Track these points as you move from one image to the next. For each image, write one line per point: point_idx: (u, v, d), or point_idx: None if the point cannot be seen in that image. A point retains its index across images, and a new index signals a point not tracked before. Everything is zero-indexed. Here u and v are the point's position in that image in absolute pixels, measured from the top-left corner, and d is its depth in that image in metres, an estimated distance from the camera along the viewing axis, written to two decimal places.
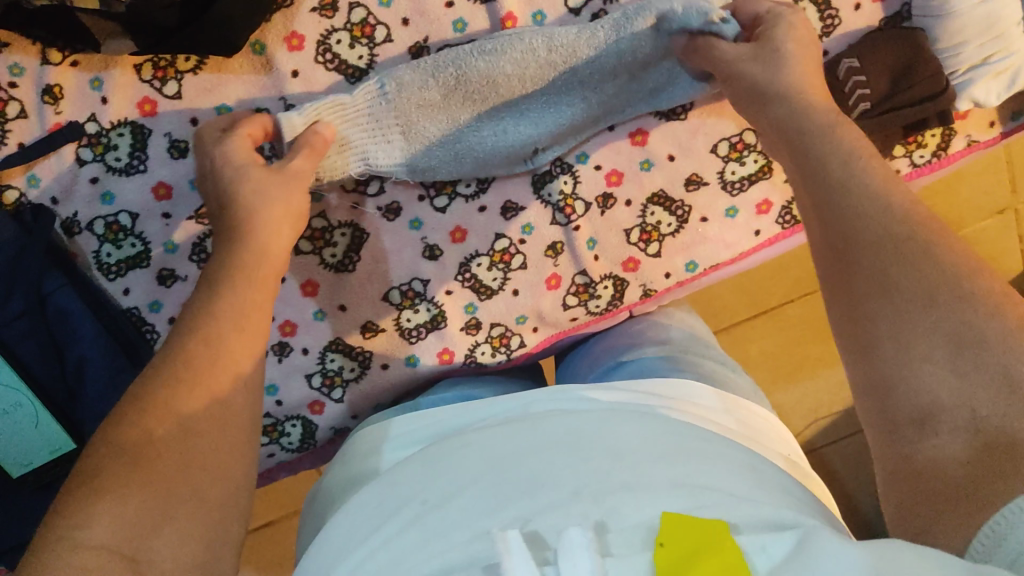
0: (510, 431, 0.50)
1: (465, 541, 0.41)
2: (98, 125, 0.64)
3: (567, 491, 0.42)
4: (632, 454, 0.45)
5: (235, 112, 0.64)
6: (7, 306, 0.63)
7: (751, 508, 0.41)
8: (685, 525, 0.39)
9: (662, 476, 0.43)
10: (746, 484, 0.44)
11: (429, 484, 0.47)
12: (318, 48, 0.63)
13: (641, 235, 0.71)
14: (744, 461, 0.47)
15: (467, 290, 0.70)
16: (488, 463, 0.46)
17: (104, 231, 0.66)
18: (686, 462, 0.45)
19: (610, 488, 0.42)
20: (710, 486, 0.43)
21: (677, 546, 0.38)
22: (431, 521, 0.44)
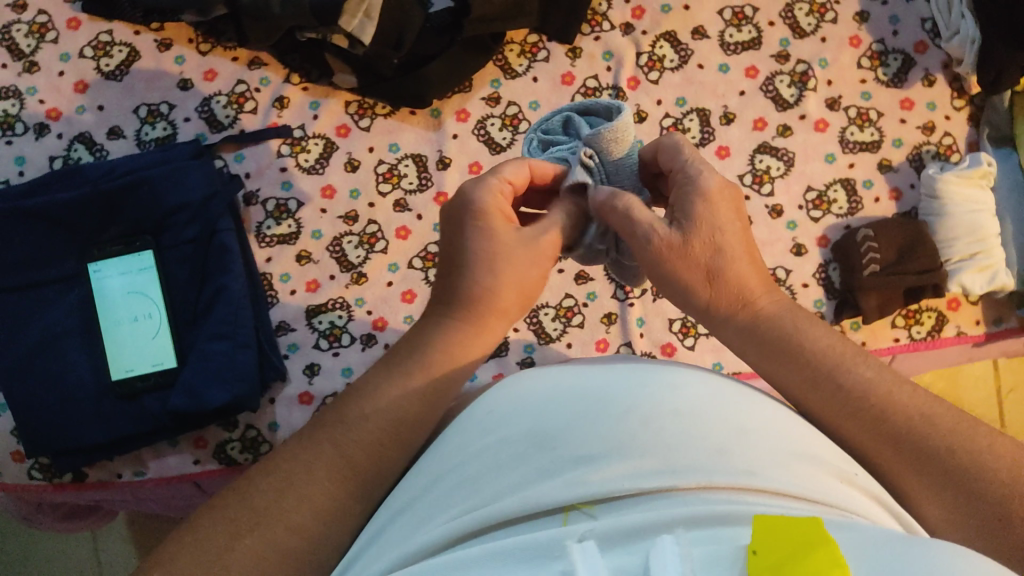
0: (541, 391, 0.49)
1: (540, 465, 0.44)
2: (303, 132, 0.85)
3: (624, 417, 0.45)
4: (685, 391, 0.47)
5: (402, 151, 0.86)
6: (185, 231, 0.80)
7: (797, 462, 0.45)
8: (779, 525, 0.38)
9: (717, 421, 0.46)
10: (790, 442, 0.46)
11: (491, 412, 0.49)
12: (476, 124, 0.86)
13: (681, 327, 0.84)
14: (777, 409, 0.49)
15: (530, 332, 0.84)
16: (546, 391, 0.49)
17: (273, 209, 0.85)
18: (733, 408, 0.47)
19: (668, 419, 0.45)
20: (750, 441, 0.45)
21: (772, 545, 0.37)
22: (485, 484, 0.44)
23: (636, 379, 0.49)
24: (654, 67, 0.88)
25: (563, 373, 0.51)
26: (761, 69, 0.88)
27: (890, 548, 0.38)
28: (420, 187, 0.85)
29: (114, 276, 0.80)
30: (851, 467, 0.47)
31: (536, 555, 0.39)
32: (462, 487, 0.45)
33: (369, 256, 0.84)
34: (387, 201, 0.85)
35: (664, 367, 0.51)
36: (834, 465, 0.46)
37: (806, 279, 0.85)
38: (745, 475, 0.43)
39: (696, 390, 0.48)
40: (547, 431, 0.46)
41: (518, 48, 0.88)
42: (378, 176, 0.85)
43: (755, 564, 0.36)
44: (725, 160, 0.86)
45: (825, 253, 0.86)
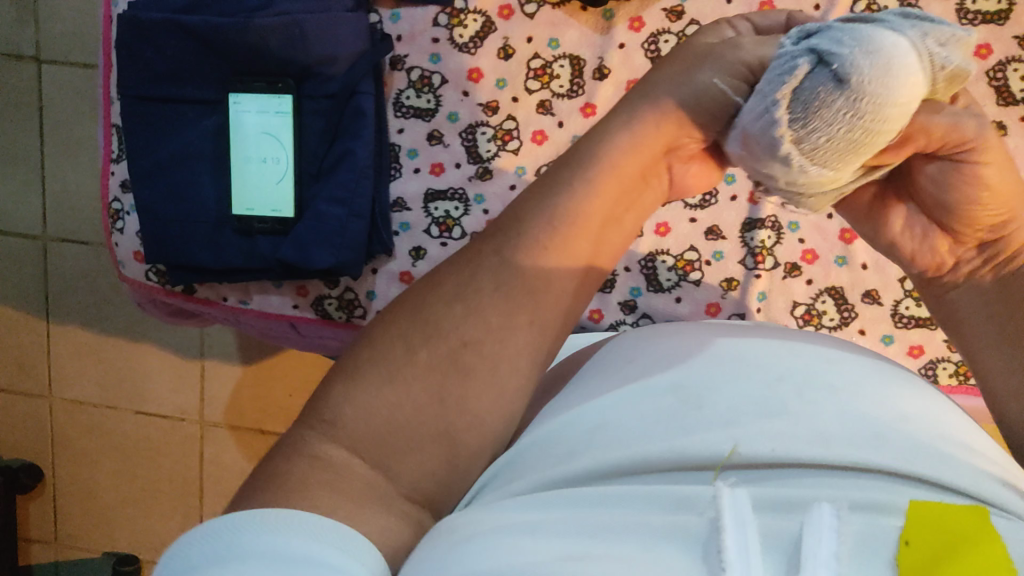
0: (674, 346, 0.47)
1: (689, 424, 0.40)
2: (464, 4, 0.80)
3: (779, 390, 0.42)
4: (849, 376, 0.43)
5: (561, 49, 0.79)
6: (326, 85, 0.79)
7: (973, 468, 0.39)
8: (950, 521, 0.33)
9: (883, 411, 0.41)
10: (950, 437, 0.41)
11: (636, 363, 0.46)
12: (648, 38, 0.78)
13: (803, 314, 0.78)
14: (939, 404, 0.44)
15: (641, 275, 0.79)
16: (697, 352, 0.46)
17: (416, 80, 0.81)
18: (902, 398, 0.43)
19: (828, 398, 0.41)
20: (908, 426, 0.40)
21: (939, 538, 0.32)
22: (623, 429, 0.41)
23: (794, 350, 0.45)
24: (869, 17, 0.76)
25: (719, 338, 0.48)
26: (995, 49, 0.75)
27: None
28: (569, 93, 0.80)
29: (252, 112, 0.80)
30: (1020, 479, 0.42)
31: (674, 503, 0.37)
32: (598, 428, 0.41)
33: (499, 153, 0.81)
34: (532, 99, 0.80)
35: (828, 350, 0.46)
36: (1006, 472, 0.41)
37: None
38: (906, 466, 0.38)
39: (850, 369, 0.44)
40: (700, 391, 0.42)
41: None
42: (529, 70, 0.80)
43: (905, 554, 0.32)
44: None
45: None
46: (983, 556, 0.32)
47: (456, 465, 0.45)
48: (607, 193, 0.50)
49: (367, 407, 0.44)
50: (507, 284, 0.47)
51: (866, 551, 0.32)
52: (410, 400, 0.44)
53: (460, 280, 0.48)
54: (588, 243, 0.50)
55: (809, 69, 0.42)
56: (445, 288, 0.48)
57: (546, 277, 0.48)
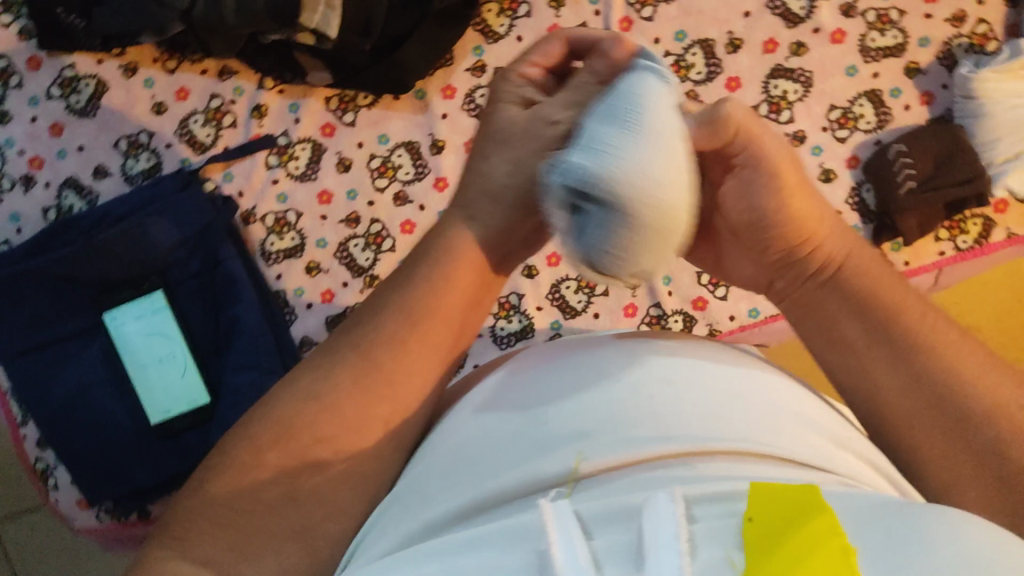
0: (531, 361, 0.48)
1: (536, 446, 0.41)
2: (288, 139, 0.82)
3: (617, 393, 0.43)
4: (683, 362, 0.46)
5: (393, 141, 0.82)
6: (188, 266, 0.80)
7: (793, 428, 0.43)
8: (777, 496, 0.35)
9: (710, 393, 0.44)
10: (784, 409, 0.44)
11: (493, 389, 0.46)
12: (465, 99, 0.81)
13: (710, 278, 0.82)
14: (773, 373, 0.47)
15: (554, 308, 0.82)
16: (544, 367, 0.46)
17: (273, 223, 0.82)
18: (734, 374, 0.45)
19: (660, 393, 0.43)
20: (742, 405, 0.43)
21: (771, 520, 0.34)
22: (484, 462, 0.41)
23: (625, 347, 0.47)
24: (646, 2, 0.80)
25: (557, 349, 0.49)
26: None
27: (921, 522, 0.34)
28: (417, 176, 0.82)
29: (130, 321, 0.79)
30: (847, 433, 0.44)
31: (510, 534, 0.37)
32: (459, 467, 0.42)
33: (378, 257, 0.82)
34: (386, 196, 0.82)
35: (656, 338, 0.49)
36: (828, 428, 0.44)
37: (838, 206, 0.79)
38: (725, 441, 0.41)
39: (686, 357, 0.46)
40: (541, 411, 0.43)
41: (496, 6, 0.81)
42: (372, 171, 0.82)
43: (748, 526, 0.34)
44: (735, 92, 0.80)
45: (856, 174, 0.80)
46: (814, 532, 0.33)
47: (322, 561, 0.42)
48: (464, 283, 0.47)
49: (216, 520, 0.41)
50: (365, 377, 0.44)
51: (707, 542, 0.34)
52: (276, 502, 0.42)
53: (318, 375, 0.45)
54: (449, 331, 0.47)
55: (577, 220, 0.38)
56: (301, 385, 0.45)
57: (408, 369, 0.45)
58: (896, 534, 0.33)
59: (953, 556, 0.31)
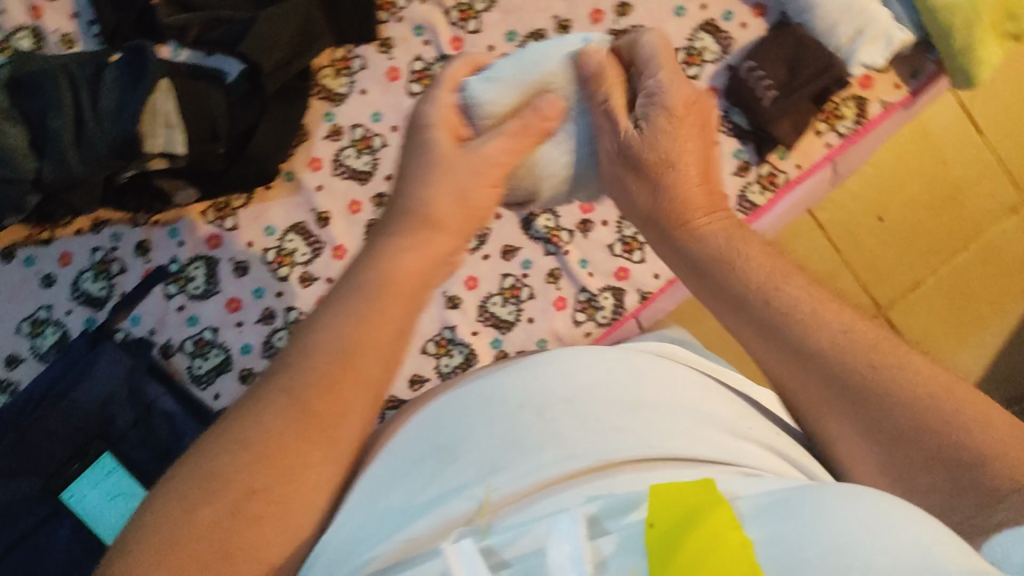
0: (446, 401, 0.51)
1: (449, 486, 0.44)
2: (179, 264, 0.81)
3: (525, 421, 0.46)
4: (585, 379, 0.49)
5: (280, 228, 0.81)
6: (123, 420, 0.79)
7: (687, 427, 0.47)
8: (673, 495, 0.39)
9: (612, 406, 0.48)
10: (680, 410, 0.48)
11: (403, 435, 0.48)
12: (333, 165, 0.81)
13: (623, 247, 0.82)
14: (669, 372, 0.52)
15: (490, 328, 0.81)
16: (451, 406, 0.49)
17: (194, 347, 0.82)
18: (636, 386, 0.49)
19: (569, 417, 0.47)
20: (641, 413, 0.47)
21: (670, 517, 0.38)
22: (398, 506, 0.43)
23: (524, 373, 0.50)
24: (468, 16, 0.80)
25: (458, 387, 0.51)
26: None
27: (824, 502, 0.37)
28: (314, 254, 0.81)
29: (88, 491, 0.76)
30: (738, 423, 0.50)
31: None
32: (372, 513, 0.43)
33: None
34: (292, 282, 0.81)
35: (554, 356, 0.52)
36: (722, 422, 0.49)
37: (715, 138, 0.81)
38: (630, 450, 0.45)
39: (586, 372, 0.50)
40: (453, 450, 0.46)
41: (331, 70, 0.81)
42: (270, 264, 0.81)
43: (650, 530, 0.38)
44: None
45: (720, 103, 0.81)
46: (714, 529, 0.37)
47: None
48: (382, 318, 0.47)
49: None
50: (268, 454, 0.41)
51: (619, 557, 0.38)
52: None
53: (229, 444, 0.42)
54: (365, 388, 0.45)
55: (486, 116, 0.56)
56: (229, 433, 0.42)
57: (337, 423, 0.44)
58: (793, 520, 0.37)
59: (854, 529, 0.35)
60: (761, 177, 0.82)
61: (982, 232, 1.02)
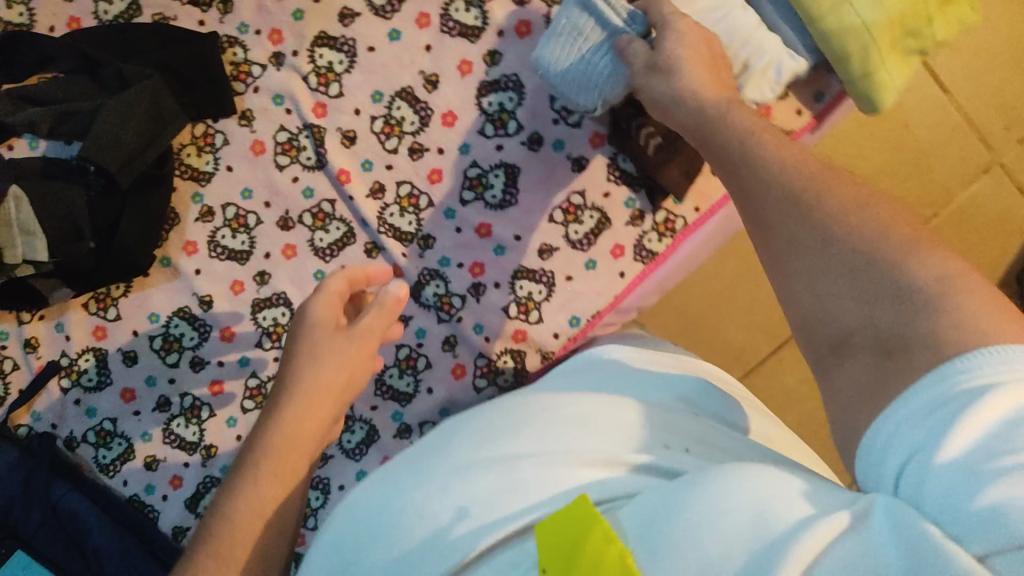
0: (345, 510, 0.49)
1: None
2: (69, 357, 0.80)
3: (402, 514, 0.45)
4: (457, 457, 0.47)
5: (164, 315, 0.79)
6: (31, 518, 0.79)
7: (565, 463, 0.45)
8: (552, 539, 0.39)
9: (483, 468, 0.45)
10: (556, 453, 0.46)
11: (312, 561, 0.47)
12: (209, 246, 0.78)
13: (518, 309, 0.77)
14: (551, 413, 0.49)
15: (389, 401, 0.79)
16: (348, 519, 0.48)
17: (96, 438, 0.81)
18: (508, 441, 0.47)
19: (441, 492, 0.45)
20: (519, 471, 0.45)
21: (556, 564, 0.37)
22: None
23: (405, 470, 0.49)
24: (328, 80, 0.75)
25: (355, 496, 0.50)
26: (431, 8, 0.74)
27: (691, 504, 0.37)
28: (201, 337, 0.79)
29: None
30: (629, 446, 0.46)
31: None
32: None
33: (203, 427, 0.80)
34: (183, 368, 0.79)
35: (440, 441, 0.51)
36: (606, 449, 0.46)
37: (605, 187, 0.76)
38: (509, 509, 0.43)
39: (460, 452, 0.48)
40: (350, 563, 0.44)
41: (193, 147, 0.77)
42: (158, 351, 0.79)
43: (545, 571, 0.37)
44: (455, 125, 0.75)
45: (607, 149, 0.76)
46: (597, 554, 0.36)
47: None
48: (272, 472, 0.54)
49: None
50: None
51: None
52: None
53: None
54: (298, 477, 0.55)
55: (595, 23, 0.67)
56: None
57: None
58: (662, 547, 0.36)
59: (712, 524, 0.35)
60: (656, 225, 0.76)
61: (953, 201, 0.92)
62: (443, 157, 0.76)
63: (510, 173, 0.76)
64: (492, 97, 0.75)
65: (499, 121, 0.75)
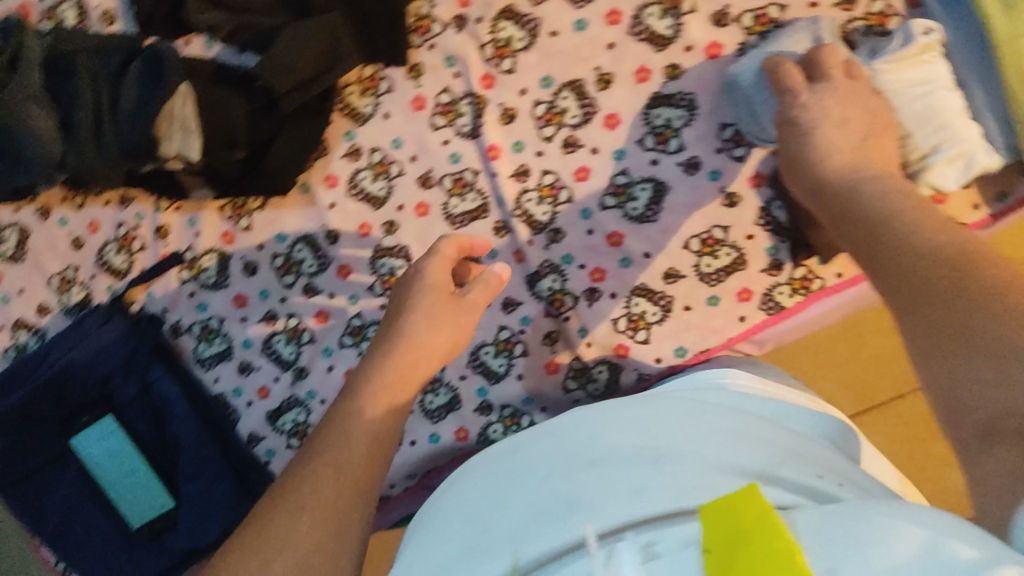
0: (472, 486, 0.46)
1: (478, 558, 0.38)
2: (194, 253, 0.83)
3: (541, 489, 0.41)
4: (605, 442, 0.44)
5: (290, 237, 0.81)
6: (127, 390, 0.85)
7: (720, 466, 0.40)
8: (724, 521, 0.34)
9: (630, 454, 0.42)
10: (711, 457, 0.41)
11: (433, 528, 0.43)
12: (349, 185, 0.79)
13: (628, 324, 0.77)
14: (699, 421, 0.46)
15: (478, 375, 0.81)
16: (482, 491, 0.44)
17: (201, 332, 0.85)
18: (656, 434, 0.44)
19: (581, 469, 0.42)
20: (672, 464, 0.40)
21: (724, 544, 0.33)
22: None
23: (545, 450, 0.45)
24: (503, 54, 0.74)
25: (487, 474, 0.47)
26: (625, 7, 0.71)
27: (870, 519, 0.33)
28: (320, 267, 0.81)
29: (92, 445, 0.85)
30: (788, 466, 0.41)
31: None
32: None
33: (301, 350, 0.83)
34: (296, 291, 0.82)
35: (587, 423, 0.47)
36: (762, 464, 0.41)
37: (748, 229, 0.74)
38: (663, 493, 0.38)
39: (607, 439, 0.44)
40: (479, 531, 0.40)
41: (356, 87, 0.78)
42: (277, 270, 0.82)
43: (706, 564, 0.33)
44: (617, 129, 0.74)
45: (763, 193, 0.73)
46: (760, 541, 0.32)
47: None
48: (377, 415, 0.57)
49: None
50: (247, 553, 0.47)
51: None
52: None
53: None
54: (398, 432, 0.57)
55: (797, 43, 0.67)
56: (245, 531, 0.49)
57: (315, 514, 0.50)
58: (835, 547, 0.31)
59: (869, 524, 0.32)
60: (792, 281, 0.74)
61: None
62: (595, 158, 0.75)
63: (657, 191, 0.74)
64: (661, 112, 0.72)
65: (662, 138, 0.73)
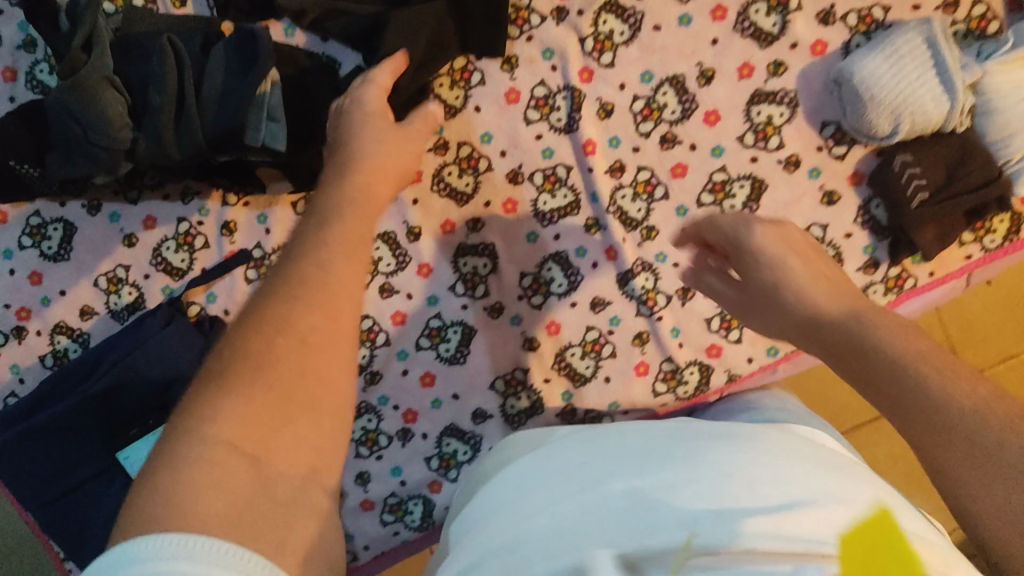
0: (627, 450, 0.45)
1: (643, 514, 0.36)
2: (262, 251, 0.80)
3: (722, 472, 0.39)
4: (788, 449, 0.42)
5: None
6: None
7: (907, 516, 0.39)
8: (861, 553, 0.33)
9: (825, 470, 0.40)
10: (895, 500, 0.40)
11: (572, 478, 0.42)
12: (434, 180, 0.76)
13: (721, 324, 0.76)
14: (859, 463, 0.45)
15: (564, 378, 0.77)
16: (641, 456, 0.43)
17: None
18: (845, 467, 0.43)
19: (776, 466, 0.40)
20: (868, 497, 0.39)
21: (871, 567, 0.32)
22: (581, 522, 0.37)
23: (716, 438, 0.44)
24: (604, 48, 0.74)
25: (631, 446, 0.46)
26: (730, 4, 0.72)
27: None
28: (399, 266, 0.77)
29: (144, 457, 0.79)
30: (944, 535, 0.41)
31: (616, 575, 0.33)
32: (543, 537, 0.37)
33: (374, 354, 0.78)
34: (370, 290, 0.77)
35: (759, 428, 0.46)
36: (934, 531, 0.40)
37: (847, 227, 0.74)
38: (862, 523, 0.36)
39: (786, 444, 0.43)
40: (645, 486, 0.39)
41: (447, 79, 0.75)
42: None
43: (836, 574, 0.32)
44: (716, 126, 0.74)
45: (862, 191, 0.73)
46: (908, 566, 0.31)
47: None
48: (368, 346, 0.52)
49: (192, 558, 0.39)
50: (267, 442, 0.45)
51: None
52: None
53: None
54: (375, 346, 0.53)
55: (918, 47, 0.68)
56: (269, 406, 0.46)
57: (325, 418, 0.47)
58: None
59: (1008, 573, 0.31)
60: (888, 279, 0.74)
61: None
62: (694, 154, 0.74)
63: (756, 187, 0.73)
64: (764, 109, 0.73)
65: (763, 134, 0.73)
